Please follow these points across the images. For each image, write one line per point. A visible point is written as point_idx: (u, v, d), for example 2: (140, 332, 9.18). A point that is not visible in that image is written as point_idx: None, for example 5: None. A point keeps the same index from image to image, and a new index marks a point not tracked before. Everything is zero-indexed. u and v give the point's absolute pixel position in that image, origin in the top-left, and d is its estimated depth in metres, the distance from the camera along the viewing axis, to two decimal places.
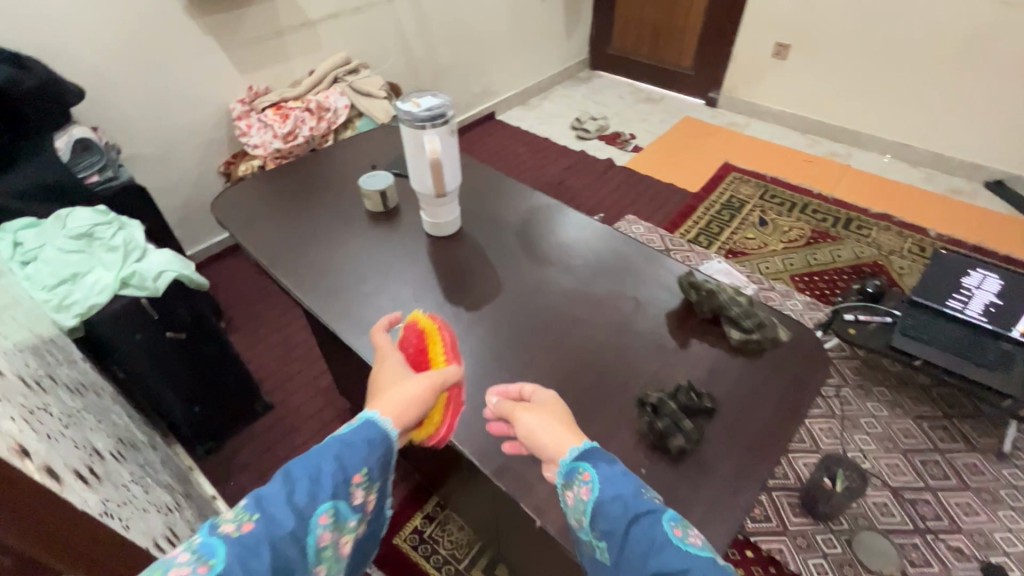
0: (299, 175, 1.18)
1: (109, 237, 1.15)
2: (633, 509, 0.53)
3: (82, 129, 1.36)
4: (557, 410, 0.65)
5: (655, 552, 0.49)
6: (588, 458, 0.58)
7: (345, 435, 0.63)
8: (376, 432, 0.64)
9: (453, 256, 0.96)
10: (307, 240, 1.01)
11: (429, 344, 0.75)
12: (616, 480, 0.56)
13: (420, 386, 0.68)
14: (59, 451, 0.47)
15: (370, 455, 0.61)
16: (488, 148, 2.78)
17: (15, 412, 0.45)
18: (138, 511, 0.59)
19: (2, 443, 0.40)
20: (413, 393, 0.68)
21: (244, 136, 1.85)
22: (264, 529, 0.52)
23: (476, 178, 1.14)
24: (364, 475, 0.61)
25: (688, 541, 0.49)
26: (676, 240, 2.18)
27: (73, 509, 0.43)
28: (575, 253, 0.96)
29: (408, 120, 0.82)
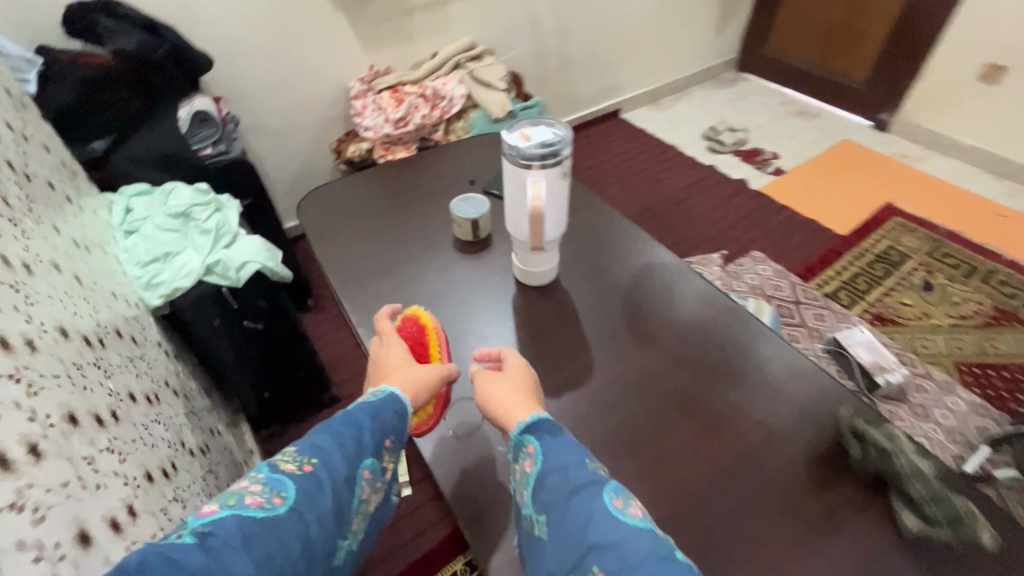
0: (394, 181, 1.08)
1: (203, 219, 1.14)
2: (575, 481, 0.53)
3: (204, 101, 1.36)
4: (518, 372, 0.67)
5: (596, 521, 0.50)
6: (540, 427, 0.59)
7: (374, 403, 0.66)
8: (398, 405, 0.67)
9: (543, 316, 0.80)
10: (387, 264, 0.91)
11: (429, 340, 0.76)
12: (566, 452, 0.57)
13: (428, 376, 0.71)
14: None
15: (397, 421, 0.66)
16: (606, 150, 2.56)
17: None
18: None
19: None
20: (423, 381, 0.70)
21: (358, 116, 1.80)
22: (325, 472, 0.56)
23: (585, 215, 0.97)
24: (392, 440, 0.65)
25: (626, 514, 0.50)
26: (810, 291, 1.84)
27: None
28: (697, 341, 0.76)
29: (514, 157, 0.67)
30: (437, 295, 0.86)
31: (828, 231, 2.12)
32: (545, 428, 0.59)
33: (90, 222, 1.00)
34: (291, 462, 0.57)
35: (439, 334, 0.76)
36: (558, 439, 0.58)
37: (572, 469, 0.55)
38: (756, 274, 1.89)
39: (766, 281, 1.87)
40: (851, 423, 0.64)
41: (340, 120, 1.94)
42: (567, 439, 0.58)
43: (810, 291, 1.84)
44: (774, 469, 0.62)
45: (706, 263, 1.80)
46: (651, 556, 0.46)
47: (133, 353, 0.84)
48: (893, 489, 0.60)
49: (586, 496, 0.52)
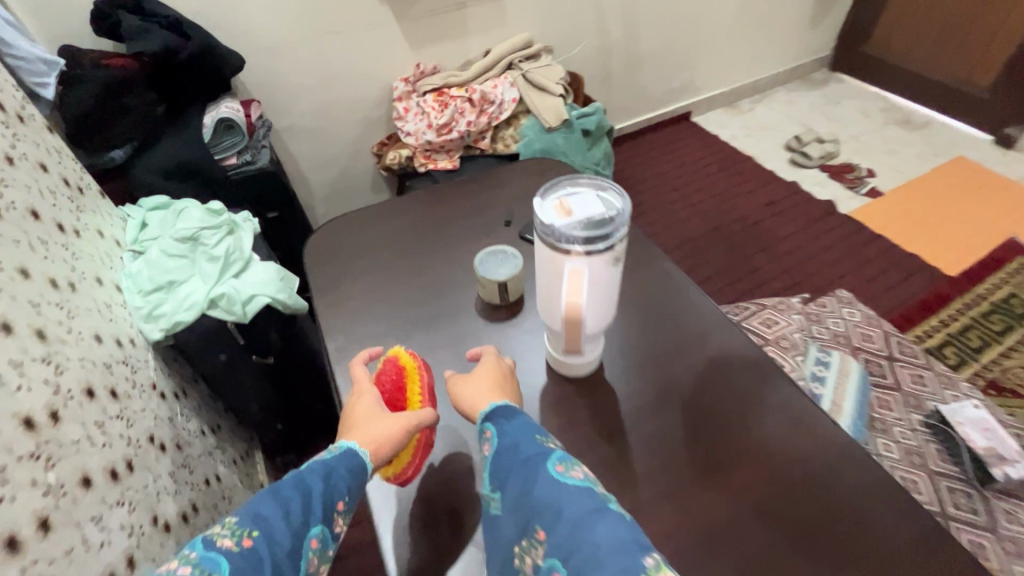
0: (417, 216, 0.93)
1: (212, 244, 1.03)
2: (526, 453, 0.52)
3: (230, 107, 1.26)
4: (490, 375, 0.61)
5: (542, 490, 0.49)
6: (497, 413, 0.57)
7: (328, 461, 0.57)
8: (356, 463, 0.58)
9: (579, 422, 0.63)
10: (396, 329, 0.76)
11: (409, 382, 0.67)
12: (521, 431, 0.54)
13: (394, 427, 0.61)
14: None
15: (353, 483, 0.57)
16: (671, 158, 2.30)
17: None
18: None
19: None
20: (388, 433, 0.60)
21: (400, 120, 1.66)
22: (265, 545, 0.48)
23: (641, 278, 0.78)
24: (347, 504, 0.56)
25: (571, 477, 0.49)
26: (907, 345, 1.55)
27: None
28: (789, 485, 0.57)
29: (549, 239, 0.49)
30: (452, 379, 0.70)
31: (933, 270, 1.80)
32: (501, 411, 0.57)
33: (87, 247, 0.91)
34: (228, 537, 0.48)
35: (419, 376, 0.67)
36: (515, 420, 0.56)
37: (525, 442, 0.53)
38: (842, 319, 1.61)
39: (854, 328, 1.59)
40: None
41: (382, 122, 1.81)
42: (524, 419, 0.56)
43: (908, 346, 1.55)
44: None
45: (784, 306, 1.54)
46: (593, 518, 0.45)
47: (104, 416, 0.73)
48: None
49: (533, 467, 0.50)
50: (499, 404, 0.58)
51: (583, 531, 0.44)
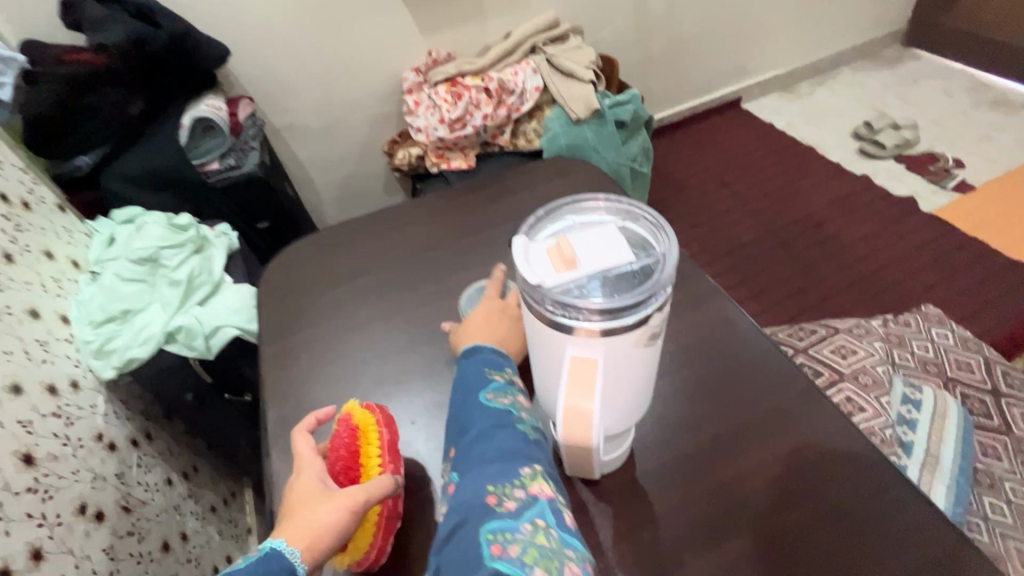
0: (404, 237, 0.75)
1: (174, 267, 0.88)
2: (463, 378, 0.47)
3: (209, 105, 1.11)
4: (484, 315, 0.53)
5: (461, 410, 0.45)
6: (467, 349, 0.50)
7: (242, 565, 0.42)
8: (279, 566, 0.41)
9: (598, 550, 0.43)
10: (362, 391, 0.58)
11: (365, 439, 0.49)
12: (471, 360, 0.48)
13: (335, 514, 0.43)
14: None
15: None
16: (719, 151, 2.04)
17: None
18: None
19: None
20: (325, 522, 0.42)
21: (410, 115, 1.49)
22: None
23: (688, 324, 0.57)
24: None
25: (494, 401, 0.44)
26: (1017, 376, 1.27)
27: None
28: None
29: (537, 305, 0.30)
30: (427, 468, 0.52)
31: None
32: (468, 349, 0.49)
33: (21, 273, 0.77)
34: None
35: (378, 433, 0.49)
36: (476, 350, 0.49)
37: (469, 369, 0.47)
38: (931, 341, 1.34)
39: (947, 354, 1.31)
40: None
41: (393, 118, 1.64)
42: (484, 353, 0.48)
43: (1017, 378, 1.27)
44: None
45: (862, 331, 1.27)
46: (490, 438, 0.41)
47: (3, 496, 0.59)
48: None
49: (464, 392, 0.46)
50: (469, 345, 0.50)
51: (475, 448, 0.41)
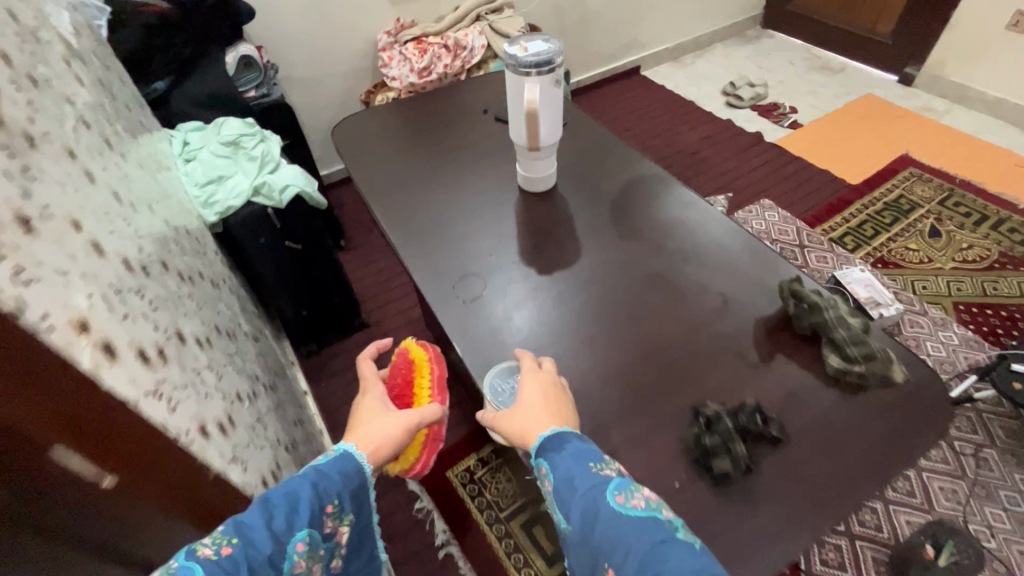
0: (417, 115, 1.21)
1: (251, 149, 1.30)
2: (580, 487, 0.54)
3: (248, 46, 1.51)
4: (541, 400, 0.63)
5: (598, 516, 0.51)
6: (553, 441, 0.58)
7: (319, 464, 0.60)
8: (351, 466, 0.61)
9: (538, 219, 0.93)
10: (409, 182, 1.04)
11: (420, 374, 0.83)
12: (572, 461, 0.56)
13: (395, 427, 0.67)
14: (149, 332, 0.51)
15: (345, 488, 0.59)
16: (623, 105, 2.61)
17: (128, 292, 0.51)
18: (218, 391, 0.65)
19: (131, 342, 0.46)
20: (388, 433, 0.66)
21: (385, 66, 1.91)
22: (247, 553, 0.47)
23: (584, 140, 1.08)
24: (336, 506, 0.57)
25: (632, 506, 0.51)
26: (815, 236, 1.90)
27: (182, 425, 0.47)
28: (671, 232, 0.88)
29: (513, 64, 0.82)
30: (450, 203, 0.99)
31: (841, 181, 2.16)
32: (556, 442, 0.58)
33: (157, 144, 1.15)
34: (210, 546, 0.47)
35: (429, 367, 0.83)
36: (570, 449, 0.58)
37: (580, 475, 0.55)
38: (763, 220, 1.97)
39: (772, 227, 1.94)
40: (791, 286, 0.73)
41: (366, 73, 2.06)
42: (574, 448, 0.57)
43: (815, 236, 1.90)
44: (724, 326, 0.74)
45: None
46: (652, 540, 0.48)
47: (198, 251, 0.99)
48: (827, 341, 0.68)
49: (591, 500, 0.52)
50: (548, 432, 0.59)
51: (652, 556, 0.47)
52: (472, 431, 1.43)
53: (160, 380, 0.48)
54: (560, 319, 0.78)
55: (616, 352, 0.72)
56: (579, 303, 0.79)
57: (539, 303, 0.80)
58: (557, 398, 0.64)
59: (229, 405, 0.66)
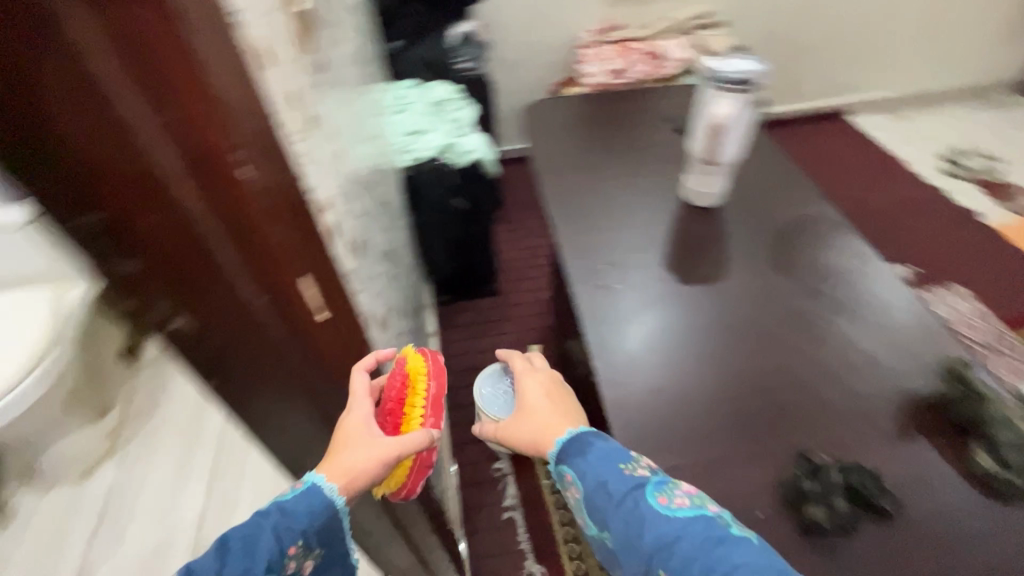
0: (602, 111, 1.28)
1: (452, 114, 1.47)
2: (616, 493, 0.56)
3: (466, 25, 1.72)
4: (546, 404, 0.71)
5: (645, 521, 0.53)
6: (576, 444, 0.63)
7: (281, 500, 0.53)
8: (320, 501, 0.54)
9: (692, 232, 0.95)
10: (578, 169, 1.11)
11: (415, 386, 0.71)
12: (601, 465, 0.59)
13: (373, 457, 0.58)
14: (357, 232, 0.65)
15: (308, 524, 0.52)
16: (815, 146, 2.42)
17: (351, 197, 0.65)
18: (384, 299, 0.78)
19: (348, 235, 0.59)
20: (366, 463, 0.58)
21: (583, 61, 1.96)
22: None
23: (763, 168, 1.05)
24: (300, 546, 0.51)
25: (675, 505, 0.54)
26: (1010, 342, 1.62)
27: (363, 311, 0.60)
28: (832, 282, 0.85)
29: (710, 80, 0.86)
30: (613, 197, 1.04)
31: None
32: (576, 446, 0.63)
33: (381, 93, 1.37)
34: None
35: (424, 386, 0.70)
36: (594, 451, 0.61)
37: (613, 480, 0.58)
38: (947, 307, 1.73)
39: (956, 317, 1.70)
40: (959, 371, 0.70)
41: (562, 64, 2.17)
42: (596, 450, 0.61)
43: (1010, 343, 1.62)
44: (859, 389, 0.71)
45: None
46: (707, 539, 0.50)
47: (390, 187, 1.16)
48: (978, 434, 0.66)
49: (634, 507, 0.54)
50: (568, 438, 0.64)
51: (713, 557, 0.49)
52: None
53: (357, 272, 0.61)
54: (690, 331, 0.80)
55: (735, 377, 0.74)
56: (712, 322, 0.81)
57: (671, 310, 0.83)
58: (561, 399, 0.73)
59: (387, 312, 0.79)
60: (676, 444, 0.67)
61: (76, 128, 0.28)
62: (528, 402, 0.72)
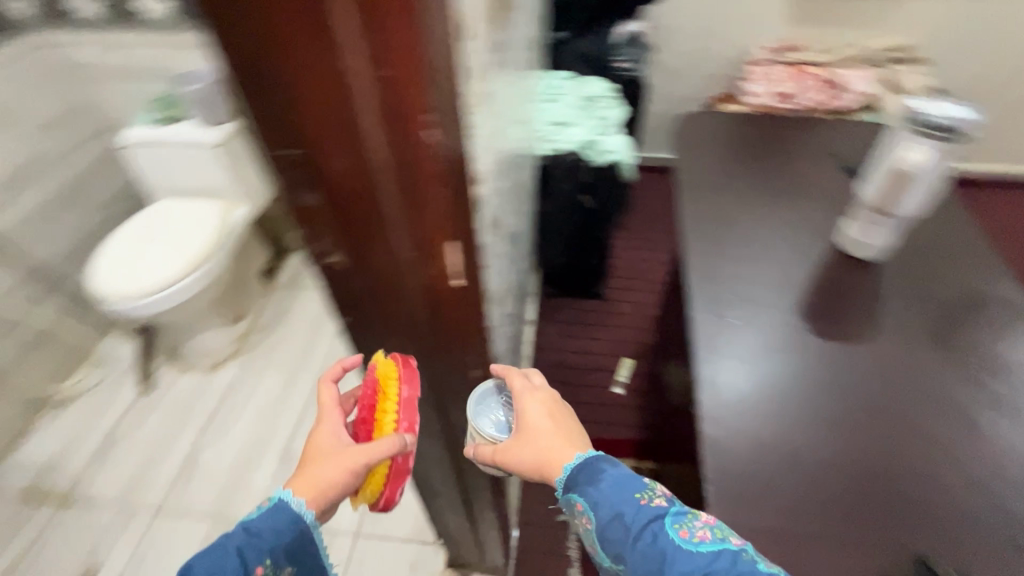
0: (761, 135, 1.19)
1: (601, 111, 1.46)
2: (633, 525, 0.51)
3: (633, 26, 1.67)
4: (546, 424, 0.63)
5: (664, 558, 0.49)
6: (582, 471, 0.57)
7: (250, 518, 0.54)
8: (286, 517, 0.54)
9: (838, 284, 0.86)
10: (721, 191, 1.05)
11: (384, 391, 0.59)
12: (614, 494, 0.54)
13: (337, 469, 0.57)
14: (495, 210, 0.67)
15: (275, 540, 0.53)
16: (1006, 217, 2.06)
17: (497, 175, 0.67)
18: (502, 278, 0.80)
19: (489, 211, 0.62)
20: (331, 477, 0.56)
21: (749, 79, 1.83)
22: None
23: (941, 230, 0.92)
24: (268, 565, 0.52)
25: (697, 539, 0.50)
26: None
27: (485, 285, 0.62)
28: (1006, 378, 0.72)
29: (903, 121, 0.78)
30: (754, 227, 0.97)
31: None
32: (582, 473, 0.57)
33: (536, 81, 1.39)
34: None
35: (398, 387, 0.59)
36: (606, 478, 0.56)
37: (627, 511, 0.53)
38: None
39: None
40: None
41: (725, 78, 2.05)
42: (605, 477, 0.56)
43: None
44: (1020, 511, 0.61)
45: None
46: None
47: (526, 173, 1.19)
48: None
49: (652, 542, 0.50)
50: (576, 464, 0.58)
51: None
52: (644, 440, 1.45)
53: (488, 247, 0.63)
54: (812, 387, 0.73)
55: (855, 451, 0.66)
56: (841, 384, 0.73)
57: (799, 362, 0.76)
58: (561, 419, 0.64)
59: (501, 292, 0.81)
60: (776, 507, 0.62)
61: (292, 58, 0.32)
62: (526, 420, 0.64)
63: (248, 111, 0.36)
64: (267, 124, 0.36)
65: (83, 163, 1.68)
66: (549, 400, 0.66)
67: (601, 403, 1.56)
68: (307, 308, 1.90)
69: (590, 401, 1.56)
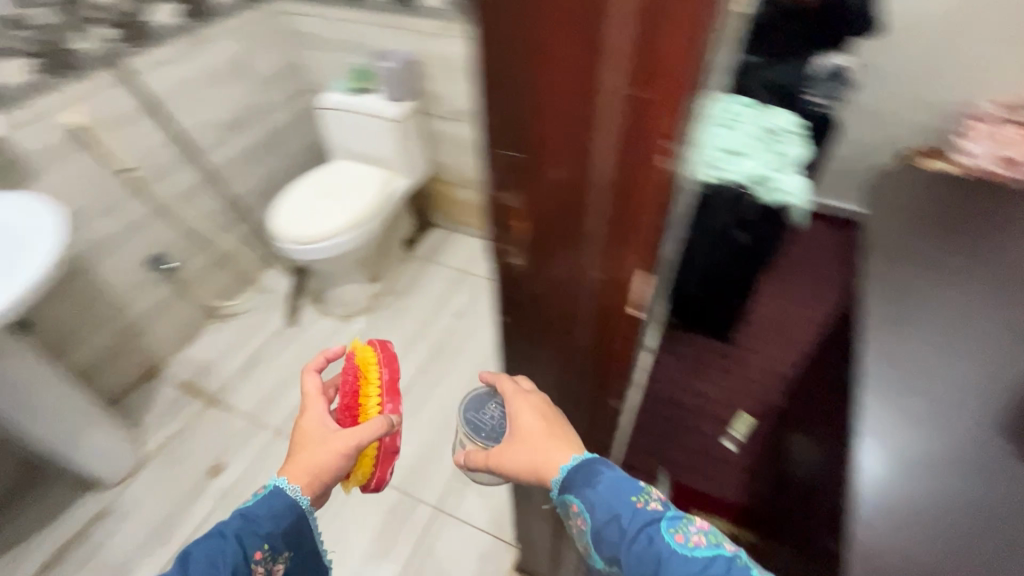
0: (983, 210, 1.01)
1: (783, 146, 1.32)
2: (629, 528, 0.52)
3: (840, 60, 1.54)
4: (535, 425, 0.62)
5: (659, 562, 0.50)
6: (580, 474, 0.56)
7: (249, 506, 0.65)
8: (279, 502, 0.66)
9: None
10: (918, 264, 0.91)
11: (366, 375, 0.81)
12: (612, 496, 0.54)
13: (331, 453, 0.70)
14: None
15: (273, 521, 0.65)
16: None
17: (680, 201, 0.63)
18: None
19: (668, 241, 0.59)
20: (324, 462, 0.69)
21: (966, 137, 1.53)
22: None
23: None
24: (266, 548, 0.64)
25: (691, 543, 0.51)
26: None
27: None
28: None
29: None
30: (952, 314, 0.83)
31: None
32: (580, 478, 0.56)
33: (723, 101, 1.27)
34: None
35: (378, 371, 0.81)
36: (603, 479, 0.56)
37: (625, 515, 0.53)
38: None
39: None
40: None
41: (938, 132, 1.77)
42: (604, 480, 0.55)
43: None
44: None
45: None
46: None
47: None
48: None
49: (648, 545, 0.51)
50: (573, 466, 0.57)
51: None
52: (745, 507, 1.33)
53: None
54: (999, 521, 0.61)
55: None
56: None
57: (984, 486, 0.64)
58: (550, 420, 0.63)
59: None
60: None
61: (555, 71, 0.32)
62: (518, 424, 0.63)
63: (486, 107, 0.36)
64: (501, 125, 0.36)
65: (284, 117, 1.92)
66: (536, 403, 0.65)
67: (704, 452, 1.46)
68: (435, 283, 2.01)
69: (692, 447, 1.47)
